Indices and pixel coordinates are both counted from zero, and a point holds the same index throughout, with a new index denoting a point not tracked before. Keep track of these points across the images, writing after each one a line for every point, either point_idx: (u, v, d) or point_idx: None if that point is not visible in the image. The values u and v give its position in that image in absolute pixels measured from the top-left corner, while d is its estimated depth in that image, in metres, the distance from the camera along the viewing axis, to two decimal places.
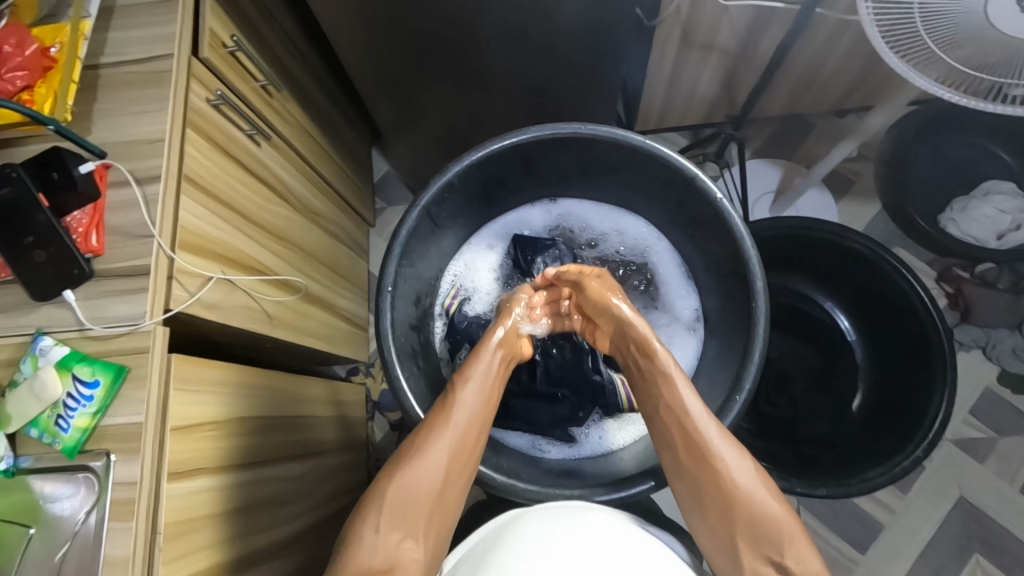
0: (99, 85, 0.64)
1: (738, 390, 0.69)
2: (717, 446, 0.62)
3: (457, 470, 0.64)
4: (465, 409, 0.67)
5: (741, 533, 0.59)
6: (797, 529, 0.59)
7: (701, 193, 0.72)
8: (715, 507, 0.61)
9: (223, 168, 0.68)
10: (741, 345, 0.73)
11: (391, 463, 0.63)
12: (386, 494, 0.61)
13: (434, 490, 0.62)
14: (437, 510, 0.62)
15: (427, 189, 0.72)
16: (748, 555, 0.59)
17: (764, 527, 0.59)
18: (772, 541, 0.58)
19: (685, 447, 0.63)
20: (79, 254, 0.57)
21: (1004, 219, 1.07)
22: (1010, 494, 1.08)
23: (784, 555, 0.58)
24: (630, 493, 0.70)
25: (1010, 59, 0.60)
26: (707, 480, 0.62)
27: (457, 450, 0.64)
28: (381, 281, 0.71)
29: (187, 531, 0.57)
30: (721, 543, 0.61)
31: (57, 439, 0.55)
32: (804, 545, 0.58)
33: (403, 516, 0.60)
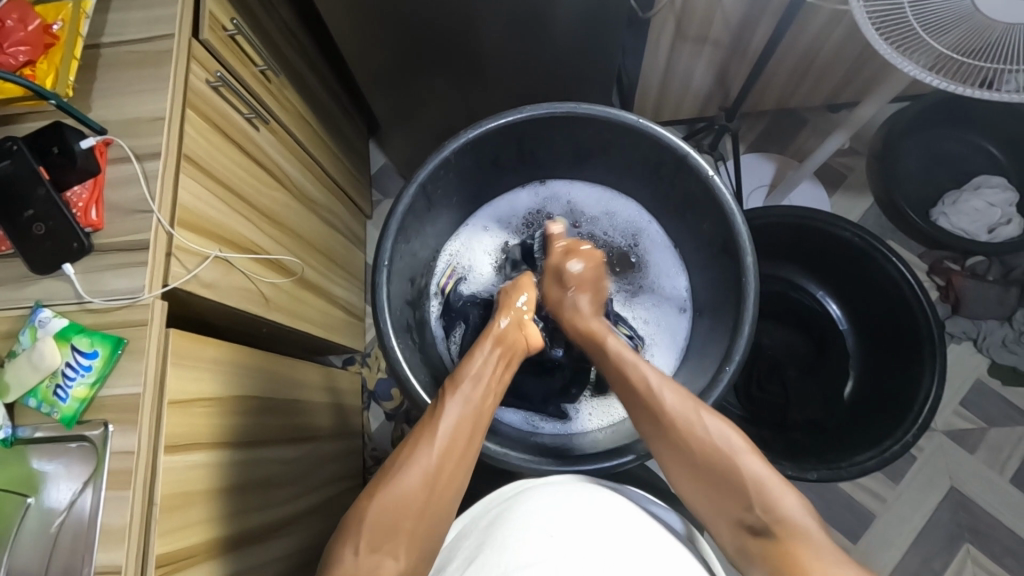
0: (100, 65, 0.64)
1: (728, 361, 0.70)
2: (676, 412, 0.64)
3: (444, 482, 0.62)
4: (448, 424, 0.65)
5: (714, 492, 0.61)
6: (768, 482, 0.59)
7: (692, 170, 0.73)
8: (685, 469, 0.63)
9: (221, 148, 0.69)
10: (731, 319, 0.74)
11: (375, 482, 0.62)
12: (367, 513, 0.59)
13: (416, 510, 0.60)
14: (423, 526, 0.60)
15: (423, 167, 0.73)
16: (724, 518, 0.60)
17: (731, 478, 0.60)
18: (739, 498, 0.59)
19: (639, 413, 0.67)
20: (78, 228, 0.58)
21: (995, 212, 1.09)
22: (999, 483, 1.10)
23: (754, 508, 0.58)
24: (621, 462, 0.70)
25: (998, 45, 0.61)
26: (672, 448, 0.64)
27: (444, 461, 0.63)
28: (378, 256, 0.72)
29: (182, 505, 0.58)
30: (699, 502, 0.62)
31: (55, 409, 0.55)
32: (779, 496, 0.58)
33: (384, 538, 0.58)
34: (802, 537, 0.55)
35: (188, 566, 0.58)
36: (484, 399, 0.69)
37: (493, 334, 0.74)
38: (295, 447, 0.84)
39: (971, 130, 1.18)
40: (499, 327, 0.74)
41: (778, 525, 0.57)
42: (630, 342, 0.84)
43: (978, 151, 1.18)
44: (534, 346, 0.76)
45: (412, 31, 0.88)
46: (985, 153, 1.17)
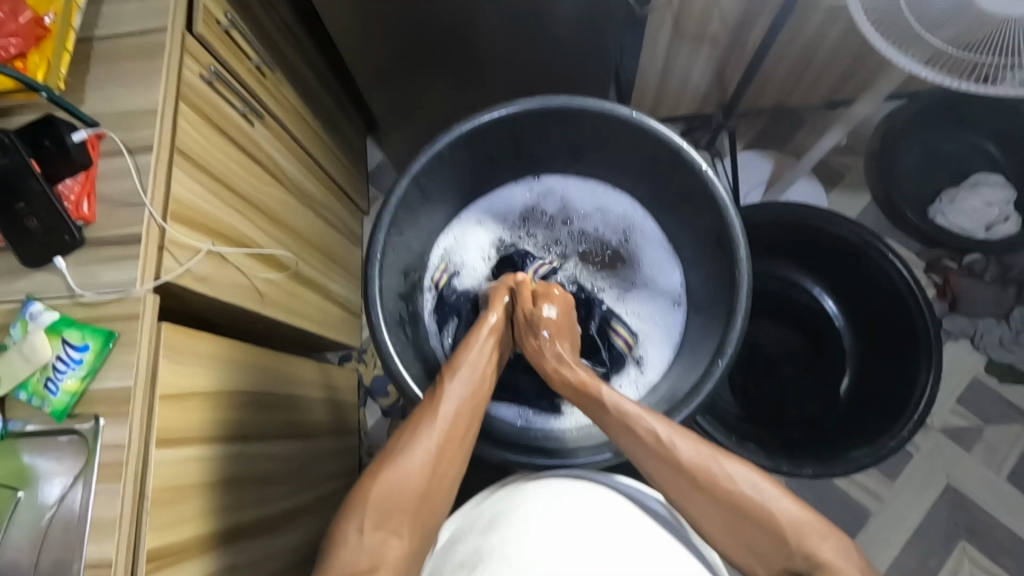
0: (93, 57, 0.64)
1: (720, 355, 0.70)
2: (697, 462, 0.62)
3: (445, 462, 0.64)
4: (450, 408, 0.66)
5: (748, 541, 0.60)
6: (804, 524, 0.59)
7: (686, 164, 0.73)
8: (717, 522, 0.61)
9: (215, 142, 0.69)
10: (724, 313, 0.74)
11: (376, 462, 0.63)
12: (371, 493, 0.60)
13: (419, 491, 0.61)
14: (425, 506, 0.62)
15: (417, 160, 0.73)
16: (761, 564, 0.59)
17: (766, 526, 0.59)
18: (776, 545, 0.59)
19: (670, 478, 0.63)
20: (70, 221, 0.57)
21: (994, 210, 1.08)
22: (996, 482, 1.10)
23: (794, 555, 0.58)
24: (610, 457, 0.70)
25: (994, 39, 0.61)
26: (700, 502, 0.61)
27: (446, 443, 0.64)
28: (370, 249, 0.71)
29: (174, 499, 0.58)
30: (738, 554, 0.61)
31: (46, 402, 0.55)
32: (816, 540, 0.58)
33: (387, 518, 0.60)
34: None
35: (180, 561, 0.58)
36: (483, 383, 0.69)
37: (488, 328, 0.73)
38: (291, 443, 0.84)
39: (969, 128, 1.17)
40: (492, 323, 0.74)
41: (821, 572, 0.57)
42: (625, 340, 0.83)
43: (977, 150, 1.17)
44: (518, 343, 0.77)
45: (409, 26, 0.87)
46: (983, 152, 1.17)
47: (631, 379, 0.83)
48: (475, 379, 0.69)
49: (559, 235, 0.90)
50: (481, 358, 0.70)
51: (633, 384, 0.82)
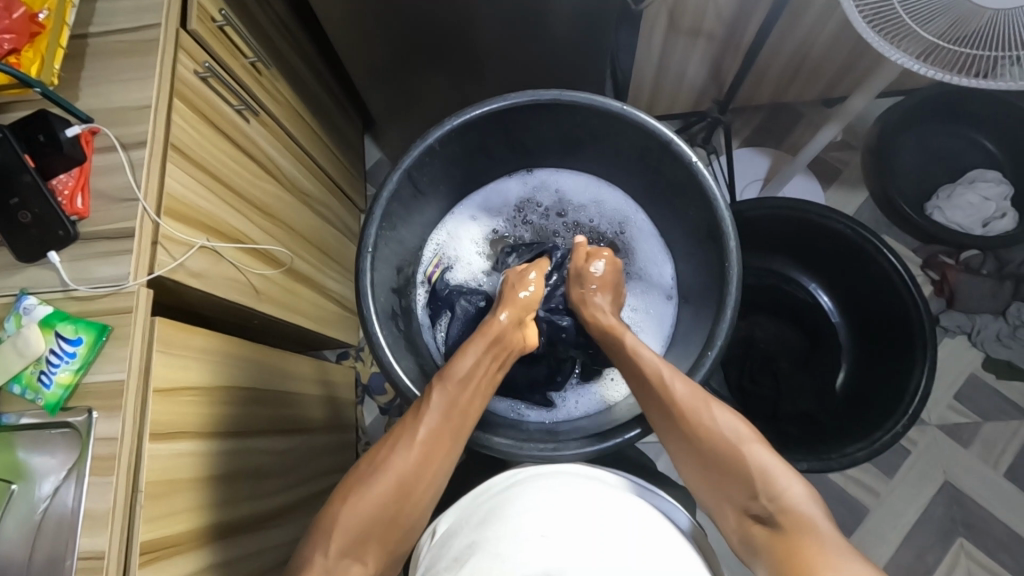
0: (87, 54, 0.64)
1: (710, 346, 0.70)
2: (687, 403, 0.64)
3: (420, 487, 0.63)
4: (428, 429, 0.65)
5: (717, 479, 0.60)
6: (775, 469, 0.58)
7: (677, 157, 0.73)
8: (694, 457, 0.62)
9: (209, 138, 0.69)
10: (715, 305, 0.74)
11: (352, 481, 0.62)
12: (341, 514, 0.60)
13: (387, 517, 0.60)
14: (393, 531, 0.61)
15: (409, 154, 0.73)
16: (730, 505, 0.59)
17: (735, 467, 0.59)
18: (742, 483, 0.58)
19: (658, 414, 0.65)
20: (63, 216, 0.58)
21: (990, 205, 1.09)
22: (993, 477, 1.09)
23: (759, 496, 0.57)
24: (603, 447, 0.69)
25: (986, 31, 0.61)
26: (682, 437, 0.63)
27: (422, 466, 0.63)
28: (362, 243, 0.72)
29: (168, 492, 0.58)
30: (711, 495, 0.61)
31: (39, 395, 0.55)
32: (785, 483, 0.57)
33: (352, 542, 0.59)
34: (807, 525, 0.54)
35: (173, 554, 0.58)
36: (470, 402, 0.68)
37: (490, 333, 0.72)
38: (286, 438, 0.84)
39: (965, 124, 1.17)
40: (497, 323, 0.73)
41: (783, 514, 0.55)
42: None
43: (973, 145, 1.17)
44: (530, 343, 0.76)
45: (403, 23, 0.87)
46: (979, 147, 1.17)
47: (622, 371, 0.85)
48: (460, 395, 0.67)
49: (552, 229, 0.90)
50: (471, 376, 0.68)
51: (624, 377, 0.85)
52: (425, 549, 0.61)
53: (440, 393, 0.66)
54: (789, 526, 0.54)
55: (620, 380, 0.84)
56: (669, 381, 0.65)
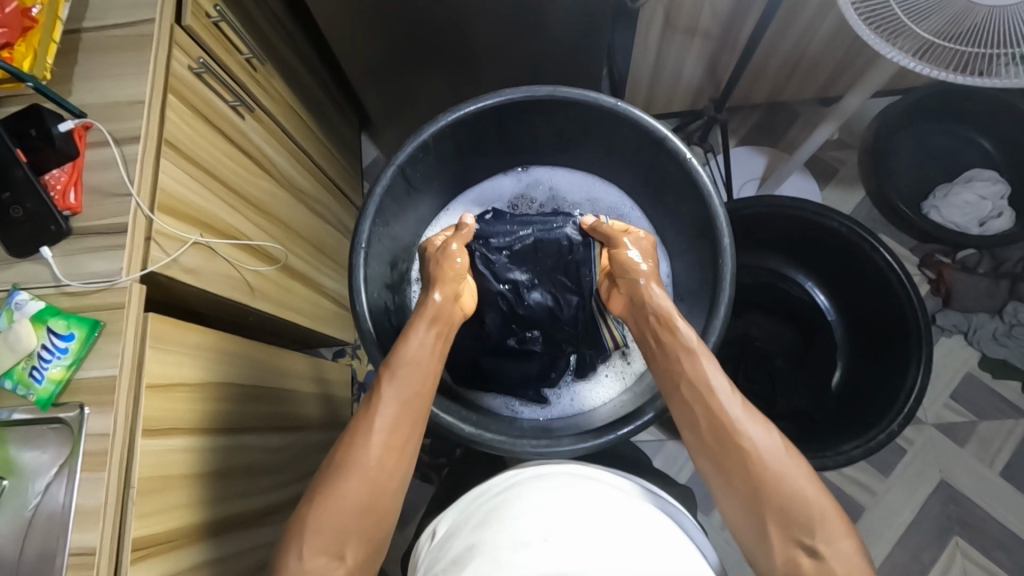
0: (81, 49, 0.64)
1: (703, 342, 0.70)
2: (746, 424, 0.60)
3: (385, 477, 0.61)
4: (385, 417, 0.64)
5: (770, 514, 0.56)
6: (833, 512, 0.55)
7: (671, 154, 0.73)
8: (745, 483, 0.58)
9: (204, 134, 0.69)
10: (708, 302, 0.74)
11: (313, 485, 0.61)
12: (307, 518, 0.58)
13: (357, 512, 0.59)
14: (366, 525, 0.59)
15: (403, 150, 0.72)
16: (779, 538, 0.55)
17: (794, 503, 0.55)
18: (801, 522, 0.54)
19: (710, 433, 0.62)
20: (56, 211, 0.57)
21: (986, 204, 1.09)
22: (989, 476, 1.09)
23: (816, 538, 0.54)
24: (597, 444, 0.69)
25: (981, 27, 0.60)
26: (734, 461, 0.59)
27: (383, 456, 0.62)
28: (355, 239, 0.71)
29: (161, 489, 0.58)
30: (752, 525, 0.57)
31: (30, 390, 0.55)
32: (843, 532, 0.54)
33: (328, 543, 0.57)
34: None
35: (166, 550, 0.58)
36: (423, 382, 0.67)
37: (430, 310, 0.72)
38: (281, 435, 0.84)
39: (962, 123, 1.17)
40: (434, 302, 0.72)
41: (841, 562, 0.52)
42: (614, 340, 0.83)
43: (969, 144, 1.17)
44: (466, 306, 0.77)
45: (397, 20, 0.87)
46: (976, 146, 1.17)
47: (616, 368, 0.85)
48: (413, 378, 0.66)
49: None
50: (418, 357, 0.68)
51: (618, 374, 0.85)
52: (424, 551, 0.60)
53: (391, 379, 0.66)
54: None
55: (614, 376, 0.85)
56: (724, 404, 0.62)
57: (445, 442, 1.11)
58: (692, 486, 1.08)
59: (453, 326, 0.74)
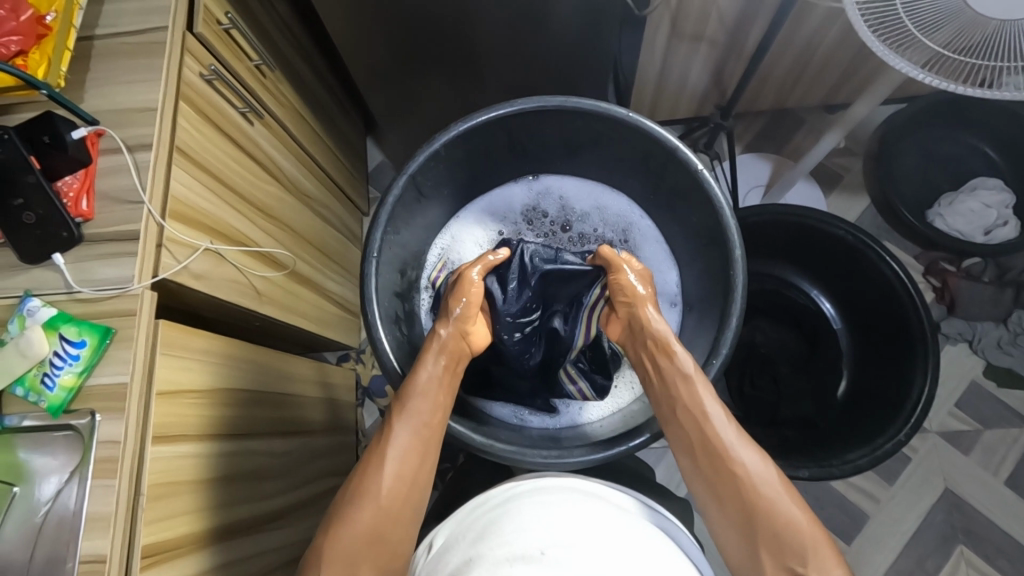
0: (93, 56, 0.65)
1: (716, 354, 0.70)
2: (736, 449, 0.63)
3: (398, 505, 0.62)
4: (397, 446, 0.65)
5: (761, 540, 0.58)
6: (822, 540, 0.57)
7: (681, 163, 0.73)
8: (736, 508, 0.60)
9: (215, 141, 0.69)
10: (719, 311, 0.74)
11: (329, 516, 0.62)
12: (324, 545, 0.59)
13: (371, 538, 0.60)
14: (381, 550, 0.60)
15: (413, 159, 0.73)
16: (770, 564, 0.57)
17: (786, 529, 0.57)
18: (794, 550, 0.56)
19: (704, 455, 0.64)
20: (68, 218, 0.58)
21: (991, 213, 1.09)
22: (993, 485, 1.09)
23: (808, 566, 0.56)
24: (608, 455, 0.69)
25: (993, 39, 0.60)
26: (727, 486, 0.61)
27: (396, 483, 0.63)
28: (368, 247, 0.72)
29: (170, 494, 0.58)
30: (745, 552, 0.59)
31: (42, 397, 0.55)
32: (833, 560, 0.56)
33: (344, 569, 0.58)
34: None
35: (174, 556, 0.58)
36: (433, 414, 0.68)
37: (433, 344, 0.72)
38: (287, 441, 0.84)
39: (967, 130, 1.18)
40: (439, 336, 0.73)
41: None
42: (581, 391, 0.81)
43: (974, 153, 1.18)
44: (476, 345, 0.76)
45: (406, 26, 0.87)
46: (980, 154, 1.17)
47: (626, 379, 0.85)
48: (423, 407, 0.67)
49: (552, 235, 0.90)
50: (427, 386, 0.69)
51: (628, 385, 0.85)
52: (421, 562, 0.60)
53: (401, 411, 0.67)
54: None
55: (624, 387, 0.84)
56: (718, 430, 0.64)
57: (448, 447, 1.11)
58: None
59: (464, 358, 0.74)
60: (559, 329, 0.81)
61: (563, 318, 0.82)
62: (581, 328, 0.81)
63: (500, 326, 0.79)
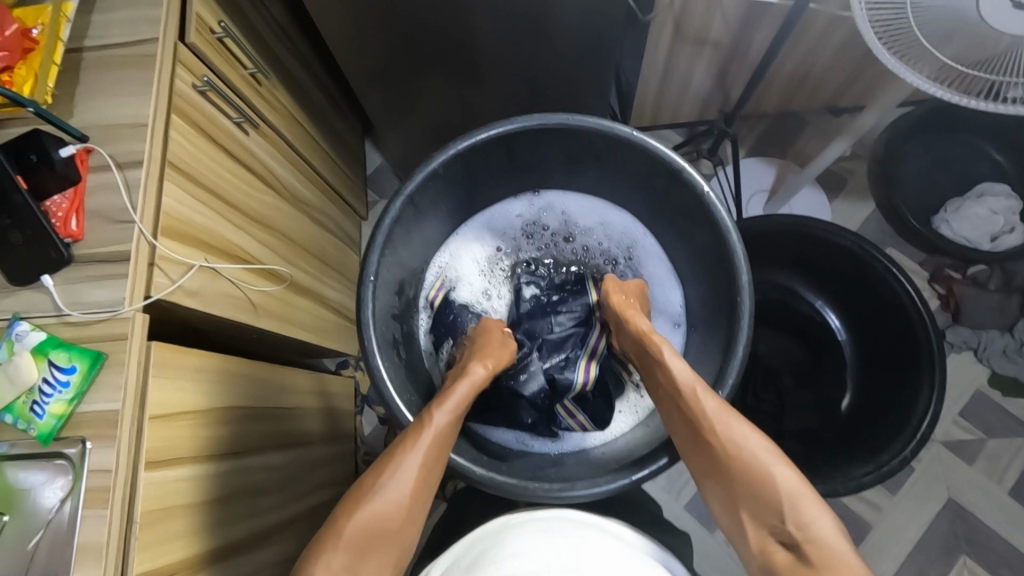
0: (81, 68, 0.63)
1: (722, 383, 0.69)
2: (714, 417, 0.64)
3: (418, 503, 0.63)
4: (430, 445, 0.65)
5: (743, 502, 0.60)
6: (803, 493, 0.58)
7: (687, 184, 0.72)
8: (717, 474, 0.63)
9: (208, 153, 0.68)
10: (724, 336, 0.73)
11: (350, 499, 0.61)
12: (345, 528, 0.58)
13: (392, 532, 0.60)
14: (396, 546, 0.60)
15: (412, 179, 0.72)
16: (753, 529, 0.59)
17: (764, 490, 0.59)
18: (772, 507, 0.58)
19: (683, 430, 0.66)
20: (57, 238, 0.56)
21: (998, 219, 1.07)
22: (997, 494, 1.09)
23: (787, 521, 0.57)
24: (611, 489, 0.68)
25: (1005, 53, 0.59)
26: (706, 457, 0.64)
27: (423, 482, 0.63)
28: (364, 270, 0.70)
29: (165, 520, 0.57)
30: (731, 516, 0.61)
31: (31, 425, 0.53)
32: (813, 512, 0.57)
33: (357, 556, 0.58)
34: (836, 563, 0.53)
35: None
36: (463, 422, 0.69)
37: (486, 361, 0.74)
38: (284, 454, 0.83)
39: (973, 134, 1.16)
40: (501, 350, 0.76)
41: (811, 546, 0.55)
42: (580, 423, 0.80)
43: (981, 156, 1.16)
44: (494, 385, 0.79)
45: (405, 31, 0.86)
46: (987, 158, 1.16)
47: (629, 403, 0.83)
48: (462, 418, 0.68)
49: (554, 255, 0.89)
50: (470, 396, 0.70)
51: (631, 408, 0.83)
52: None
53: (442, 412, 0.67)
54: (817, 560, 0.54)
55: (627, 411, 0.83)
56: (695, 398, 0.66)
57: None
58: (697, 503, 1.07)
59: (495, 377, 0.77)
60: (555, 374, 0.80)
61: (564, 364, 0.81)
62: (579, 370, 0.80)
63: (507, 374, 0.80)
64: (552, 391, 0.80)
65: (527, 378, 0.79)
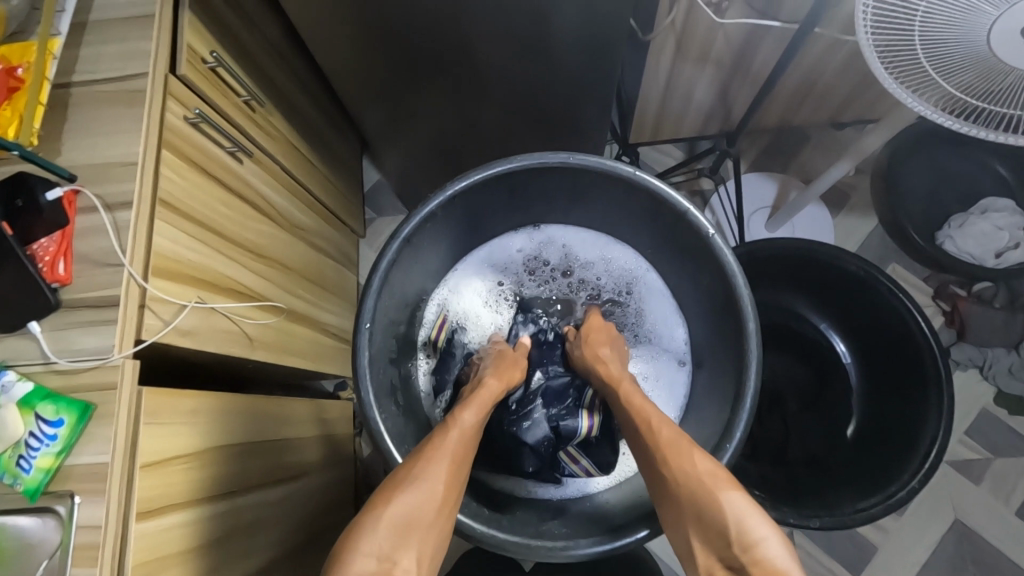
0: (70, 105, 0.61)
1: (728, 438, 0.69)
2: (666, 444, 0.65)
3: (451, 498, 0.63)
4: (460, 443, 0.66)
5: (693, 526, 0.60)
6: (751, 513, 0.57)
7: (691, 226, 0.72)
8: (670, 500, 0.63)
9: (201, 188, 0.66)
10: (732, 387, 0.73)
11: (385, 489, 0.61)
12: (385, 514, 0.59)
13: (428, 521, 0.60)
14: (431, 536, 0.60)
15: (409, 221, 0.71)
16: (703, 555, 0.59)
17: (710, 515, 0.58)
18: (719, 529, 0.57)
19: (643, 458, 0.67)
20: (44, 284, 0.54)
21: (1003, 235, 1.04)
22: (1004, 514, 1.07)
23: (733, 545, 0.56)
24: (614, 547, 0.68)
25: (1013, 86, 0.58)
26: (660, 482, 0.64)
27: (455, 478, 0.64)
28: (360, 317, 0.69)
29: (158, 570, 0.56)
30: (685, 541, 0.61)
31: (18, 480, 0.52)
32: (759, 533, 0.56)
33: (396, 542, 0.58)
34: None
35: None
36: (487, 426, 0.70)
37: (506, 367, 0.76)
38: (283, 487, 0.82)
39: (978, 148, 1.14)
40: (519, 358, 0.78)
41: (756, 567, 0.54)
42: (585, 470, 0.78)
43: (985, 170, 1.15)
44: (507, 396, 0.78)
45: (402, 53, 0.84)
46: (992, 173, 1.14)
47: None
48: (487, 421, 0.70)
49: (554, 290, 0.88)
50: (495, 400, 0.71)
51: None
52: None
53: (472, 412, 0.68)
54: None
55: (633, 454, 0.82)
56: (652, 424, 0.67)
57: None
58: None
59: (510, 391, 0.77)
60: (559, 422, 0.78)
61: (568, 410, 0.79)
62: (583, 417, 0.78)
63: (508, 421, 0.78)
64: (557, 439, 0.78)
65: (529, 425, 0.77)
